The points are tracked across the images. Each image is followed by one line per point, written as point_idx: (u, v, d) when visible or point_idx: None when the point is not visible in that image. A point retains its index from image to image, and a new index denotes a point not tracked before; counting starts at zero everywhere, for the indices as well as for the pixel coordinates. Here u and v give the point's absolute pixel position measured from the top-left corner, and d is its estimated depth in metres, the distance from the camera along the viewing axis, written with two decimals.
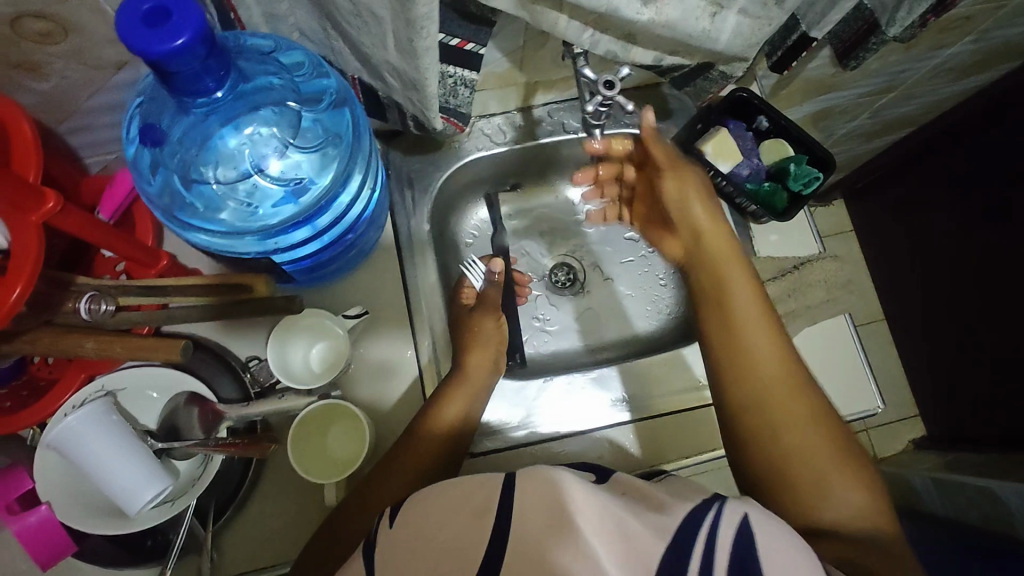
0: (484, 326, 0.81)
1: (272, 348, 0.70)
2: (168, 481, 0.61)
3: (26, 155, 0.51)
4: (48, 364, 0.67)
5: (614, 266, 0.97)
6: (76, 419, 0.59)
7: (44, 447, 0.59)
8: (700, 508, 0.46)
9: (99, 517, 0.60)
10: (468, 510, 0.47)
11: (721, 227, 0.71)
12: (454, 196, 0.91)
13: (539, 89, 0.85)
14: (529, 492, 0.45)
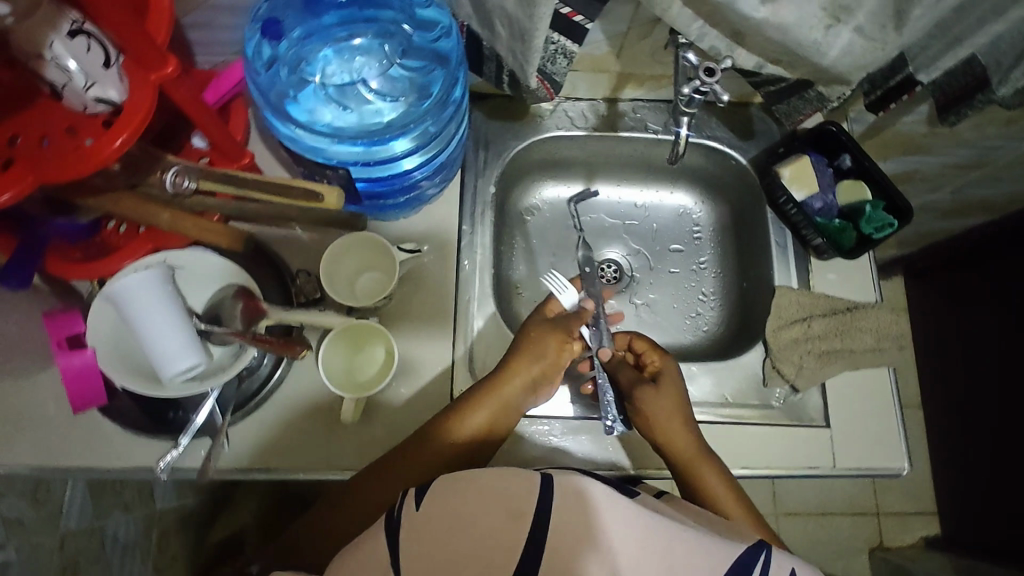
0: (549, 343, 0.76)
1: (325, 260, 0.72)
2: (203, 357, 0.64)
3: (161, 20, 0.55)
4: (119, 233, 0.69)
5: (661, 273, 0.96)
6: (137, 279, 0.63)
7: (103, 297, 0.63)
8: (750, 550, 0.50)
9: (133, 374, 0.63)
10: (502, 509, 0.47)
11: (678, 409, 0.73)
12: (524, 168, 0.93)
13: (629, 82, 0.87)
14: (571, 503, 0.47)
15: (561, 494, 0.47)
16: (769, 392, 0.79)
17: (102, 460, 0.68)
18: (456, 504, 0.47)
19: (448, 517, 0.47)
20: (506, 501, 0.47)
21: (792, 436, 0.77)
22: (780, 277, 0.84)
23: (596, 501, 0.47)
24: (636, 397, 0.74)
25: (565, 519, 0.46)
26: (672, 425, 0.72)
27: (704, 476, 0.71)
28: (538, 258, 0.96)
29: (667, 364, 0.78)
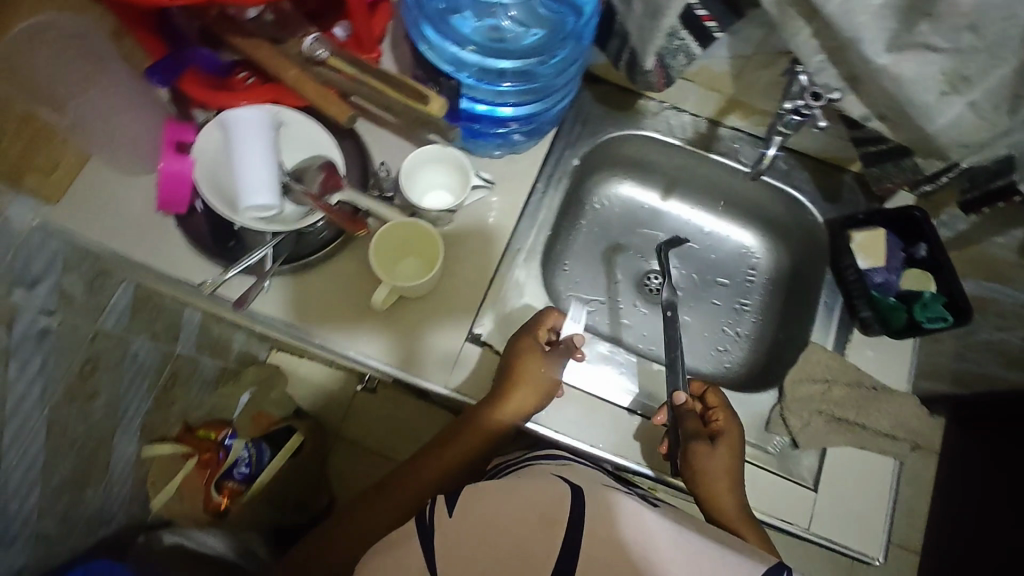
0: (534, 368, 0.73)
1: (409, 159, 0.75)
2: (276, 202, 0.70)
3: None
4: (245, 84, 0.77)
5: (703, 301, 0.98)
6: (249, 117, 0.71)
7: (217, 121, 0.71)
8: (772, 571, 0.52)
9: (217, 195, 0.70)
10: (536, 516, 0.52)
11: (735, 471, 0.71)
12: (610, 158, 0.96)
13: (736, 110, 0.89)
14: (599, 518, 0.52)
15: (589, 509, 0.53)
16: (768, 438, 0.79)
17: (161, 263, 0.76)
18: (490, 513, 0.53)
19: (483, 522, 0.52)
20: (540, 509, 0.53)
21: (774, 485, 0.77)
22: (817, 334, 0.84)
23: (621, 517, 0.53)
24: (693, 452, 0.71)
25: (598, 529, 0.52)
26: (721, 486, 0.70)
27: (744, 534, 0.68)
28: (594, 246, 1.00)
29: (733, 426, 0.74)
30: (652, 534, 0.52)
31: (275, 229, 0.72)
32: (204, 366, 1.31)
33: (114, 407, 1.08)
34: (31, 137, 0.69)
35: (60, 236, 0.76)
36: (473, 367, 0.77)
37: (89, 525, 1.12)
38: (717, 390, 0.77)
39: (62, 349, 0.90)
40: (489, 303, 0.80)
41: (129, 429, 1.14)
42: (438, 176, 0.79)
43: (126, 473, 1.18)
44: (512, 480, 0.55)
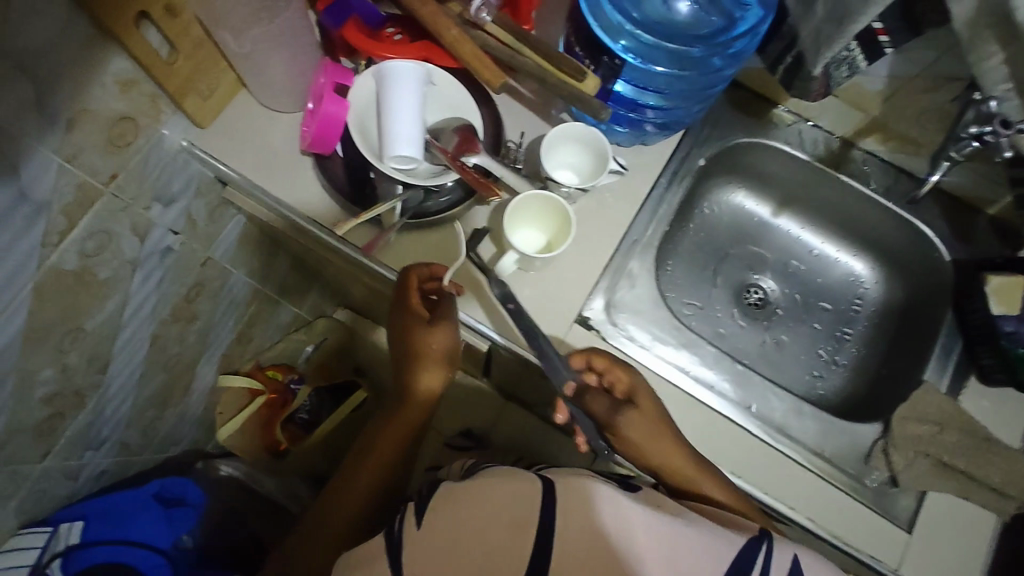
0: (430, 339, 0.71)
1: (551, 134, 0.75)
2: (420, 156, 0.72)
3: None
4: (393, 39, 0.76)
5: (802, 324, 0.96)
6: (406, 68, 0.72)
7: (373, 70, 0.73)
8: (751, 544, 0.55)
9: (367, 144, 0.73)
10: (504, 519, 0.53)
11: (664, 432, 0.69)
12: (735, 164, 0.93)
13: (877, 133, 0.86)
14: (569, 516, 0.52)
15: (563, 508, 0.53)
16: (867, 471, 0.76)
17: (295, 201, 0.79)
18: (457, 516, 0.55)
19: (455, 526, 0.54)
20: (508, 511, 0.54)
21: (865, 518, 0.75)
22: (931, 374, 0.81)
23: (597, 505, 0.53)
24: (618, 420, 0.69)
25: (571, 526, 0.52)
26: (660, 442, 0.69)
27: (703, 486, 0.68)
28: (698, 251, 0.98)
29: (636, 378, 0.71)
30: (633, 521, 0.52)
31: (413, 182, 0.74)
32: (283, 310, 1.33)
33: (203, 335, 1.12)
34: (200, 60, 0.72)
35: (205, 159, 0.79)
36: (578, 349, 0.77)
37: (160, 441, 1.18)
38: (604, 350, 0.71)
39: (177, 269, 0.94)
40: (600, 287, 0.79)
41: (210, 358, 1.19)
42: (580, 160, 0.78)
43: (199, 400, 1.23)
44: (479, 481, 0.57)
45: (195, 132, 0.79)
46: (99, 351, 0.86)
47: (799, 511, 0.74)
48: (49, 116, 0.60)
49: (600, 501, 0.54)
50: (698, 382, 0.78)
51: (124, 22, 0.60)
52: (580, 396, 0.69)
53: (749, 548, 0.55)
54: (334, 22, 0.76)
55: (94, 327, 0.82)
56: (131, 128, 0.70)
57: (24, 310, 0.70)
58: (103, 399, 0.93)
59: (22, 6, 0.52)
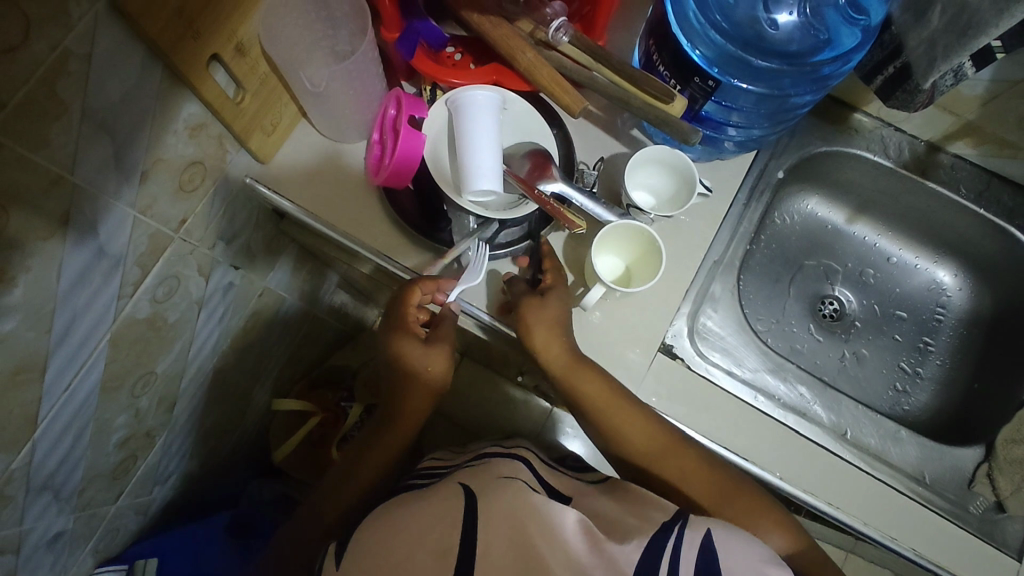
0: (422, 355, 0.73)
1: (632, 161, 0.73)
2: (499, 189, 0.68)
3: None
4: (454, 60, 0.75)
5: (879, 338, 0.92)
6: (478, 95, 0.70)
7: (444, 99, 0.71)
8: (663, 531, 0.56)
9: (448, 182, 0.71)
10: (426, 549, 0.52)
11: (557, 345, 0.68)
12: (812, 171, 0.89)
13: (967, 137, 0.82)
14: (487, 529, 0.53)
15: (482, 521, 0.54)
16: (970, 497, 0.73)
17: (361, 235, 0.76)
18: (383, 538, 0.55)
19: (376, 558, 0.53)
20: (432, 539, 0.53)
21: (972, 548, 0.70)
22: None
23: (515, 518, 0.54)
24: (521, 311, 0.68)
25: (493, 538, 0.52)
26: (553, 349, 0.68)
27: (581, 381, 0.68)
28: (771, 264, 0.94)
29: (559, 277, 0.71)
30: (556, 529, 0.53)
31: (490, 215, 0.70)
32: (330, 328, 1.32)
33: (259, 361, 1.11)
34: (265, 95, 0.69)
35: (267, 195, 0.76)
36: (664, 379, 0.74)
37: (219, 467, 1.18)
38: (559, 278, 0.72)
39: (237, 302, 0.93)
40: (683, 312, 0.76)
41: (264, 382, 1.18)
42: (665, 183, 0.77)
43: (255, 422, 1.23)
44: (407, 510, 0.57)
45: (258, 168, 0.77)
46: (166, 392, 0.85)
47: (902, 542, 0.70)
48: (127, 171, 0.58)
49: (524, 511, 0.54)
50: (790, 407, 0.75)
51: (199, 68, 0.57)
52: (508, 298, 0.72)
53: (658, 538, 0.55)
54: (404, 55, 0.73)
55: (163, 368, 0.81)
56: (199, 172, 0.68)
57: (101, 363, 0.68)
58: (170, 436, 0.93)
59: (103, 63, 0.50)
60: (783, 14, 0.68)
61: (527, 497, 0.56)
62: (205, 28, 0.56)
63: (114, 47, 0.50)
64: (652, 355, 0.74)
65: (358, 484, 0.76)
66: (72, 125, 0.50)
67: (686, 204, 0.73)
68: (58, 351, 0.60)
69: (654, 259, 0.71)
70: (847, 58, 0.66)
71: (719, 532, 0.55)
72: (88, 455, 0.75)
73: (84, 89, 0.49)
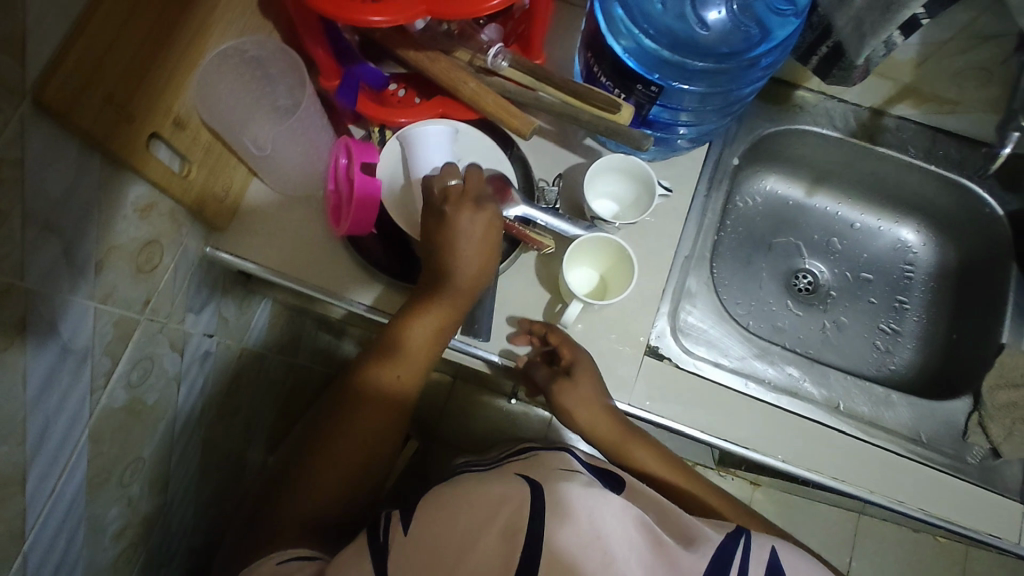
0: (422, 334, 0.67)
1: (588, 173, 0.74)
2: None
3: None
4: (398, 98, 0.75)
5: (856, 303, 0.93)
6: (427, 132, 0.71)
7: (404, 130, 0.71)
8: (729, 539, 0.57)
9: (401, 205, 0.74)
10: (494, 527, 0.49)
11: (603, 418, 0.69)
12: (765, 151, 0.91)
13: (908, 99, 0.84)
14: (561, 515, 0.50)
15: (550, 509, 0.50)
16: (966, 447, 0.75)
17: (333, 286, 0.75)
18: (445, 516, 0.51)
19: (440, 540, 0.49)
20: (501, 519, 0.49)
21: (979, 498, 0.72)
22: (1008, 336, 0.79)
23: (584, 509, 0.51)
24: (555, 397, 0.69)
25: (566, 519, 0.49)
26: (598, 421, 0.69)
27: (632, 450, 0.70)
28: (740, 246, 0.95)
29: (577, 351, 0.69)
30: (619, 523, 0.51)
31: None
32: (315, 374, 1.30)
33: (248, 421, 1.09)
34: (211, 163, 0.68)
35: (230, 261, 0.75)
36: (656, 381, 0.74)
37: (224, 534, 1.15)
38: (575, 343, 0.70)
39: (216, 369, 0.91)
40: (663, 312, 0.77)
41: (258, 441, 1.16)
42: (625, 188, 0.77)
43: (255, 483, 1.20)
44: (471, 491, 0.53)
45: (216, 235, 0.75)
46: (158, 474, 0.82)
47: (908, 503, 0.72)
48: (79, 266, 0.56)
49: (587, 495, 0.52)
50: (783, 389, 0.76)
51: (138, 151, 0.56)
52: (528, 374, 0.71)
53: (723, 547, 0.55)
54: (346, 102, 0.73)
55: (150, 452, 0.79)
56: (156, 250, 0.67)
57: (83, 460, 0.66)
58: (169, 516, 0.90)
59: (37, 165, 0.48)
60: (712, 12, 0.68)
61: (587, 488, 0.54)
62: (139, 110, 0.55)
63: (46, 146, 0.49)
64: (640, 359, 0.74)
65: (332, 480, 0.64)
66: (15, 232, 0.48)
67: (649, 207, 0.74)
68: (36, 459, 0.58)
69: (627, 272, 0.72)
70: (782, 45, 0.67)
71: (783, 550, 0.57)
72: (86, 556, 0.72)
73: (21, 194, 0.48)
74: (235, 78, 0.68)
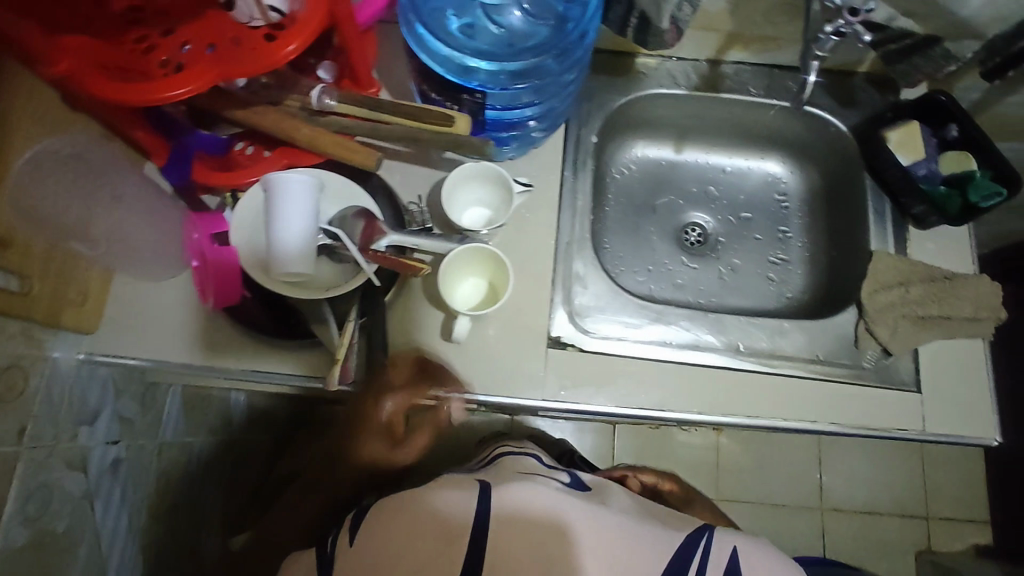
0: (396, 412, 0.66)
1: (446, 187, 0.75)
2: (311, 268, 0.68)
3: (310, 28, 0.58)
4: (246, 154, 0.74)
5: (745, 243, 0.97)
6: (289, 180, 0.69)
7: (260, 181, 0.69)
8: (690, 538, 0.61)
9: (252, 259, 0.69)
10: (434, 534, 0.54)
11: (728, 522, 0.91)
12: (623, 124, 0.94)
13: (736, 44, 0.88)
14: (505, 518, 0.55)
15: (496, 504, 0.56)
16: (860, 354, 0.79)
17: (221, 359, 0.74)
18: (391, 526, 0.54)
19: (382, 550, 0.53)
20: (439, 525, 0.54)
21: (882, 399, 0.76)
22: (876, 242, 0.84)
23: (528, 508, 0.56)
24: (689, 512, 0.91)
25: (511, 524, 0.55)
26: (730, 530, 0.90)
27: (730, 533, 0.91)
28: (626, 216, 0.98)
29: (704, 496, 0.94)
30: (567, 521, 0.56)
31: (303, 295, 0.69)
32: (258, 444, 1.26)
33: (193, 512, 1.04)
34: (55, 272, 0.64)
35: (112, 360, 0.75)
36: (565, 371, 0.75)
37: None
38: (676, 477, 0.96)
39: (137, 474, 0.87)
40: (558, 302, 0.78)
41: (213, 529, 1.11)
42: (487, 193, 0.78)
43: None
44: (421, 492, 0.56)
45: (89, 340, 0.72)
46: None
47: (820, 420, 0.76)
48: None
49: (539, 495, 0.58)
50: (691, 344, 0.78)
51: None
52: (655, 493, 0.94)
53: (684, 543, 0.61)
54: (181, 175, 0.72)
55: None
56: (18, 375, 0.63)
57: None
58: None
59: None
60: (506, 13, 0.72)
61: (543, 490, 0.59)
62: None
63: None
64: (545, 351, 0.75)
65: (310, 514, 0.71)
66: None
67: (511, 202, 0.76)
68: None
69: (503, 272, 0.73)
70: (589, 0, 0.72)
71: (743, 550, 0.61)
72: None
73: None
74: (79, 182, 0.63)
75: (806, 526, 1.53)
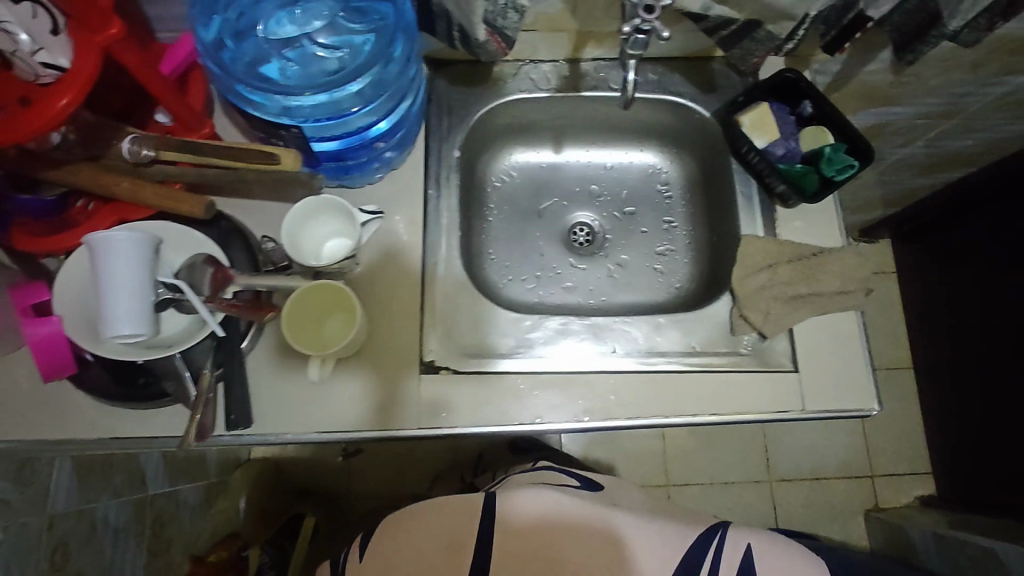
0: None
1: (289, 225, 0.71)
2: (146, 331, 0.63)
3: (78, 84, 0.56)
4: (85, 212, 0.71)
5: (632, 238, 0.97)
6: (111, 240, 0.62)
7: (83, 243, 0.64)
8: (705, 535, 0.69)
9: (83, 328, 0.65)
10: (443, 541, 0.65)
11: None
12: (492, 133, 0.93)
13: (589, 41, 0.87)
14: (511, 522, 0.66)
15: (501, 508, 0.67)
16: (738, 339, 0.79)
17: (78, 432, 0.72)
18: (406, 540, 0.66)
19: (399, 557, 0.65)
20: (450, 535, 0.65)
21: (760, 383, 0.76)
22: (746, 226, 0.84)
23: (531, 509, 0.67)
24: None
25: (514, 526, 0.66)
26: None
27: None
28: (511, 223, 0.97)
29: None
30: (572, 521, 0.66)
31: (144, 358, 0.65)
32: None
33: None
34: None
35: None
36: (440, 396, 0.74)
37: None
38: None
39: None
40: (430, 326, 0.77)
41: None
42: (337, 225, 0.76)
43: None
44: (436, 503, 0.68)
45: None
46: None
47: (703, 412, 0.75)
48: None
49: (548, 500, 0.67)
50: (572, 350, 0.78)
51: None
52: None
53: (701, 541, 0.68)
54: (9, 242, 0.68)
55: None
56: None
57: None
58: None
59: None
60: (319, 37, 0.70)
61: (561, 495, 0.68)
62: None
63: None
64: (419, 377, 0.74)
65: None
66: None
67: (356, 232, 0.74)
68: None
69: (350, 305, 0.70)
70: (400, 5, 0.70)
71: (756, 548, 0.68)
72: None
73: None
74: None
75: (757, 500, 1.53)
